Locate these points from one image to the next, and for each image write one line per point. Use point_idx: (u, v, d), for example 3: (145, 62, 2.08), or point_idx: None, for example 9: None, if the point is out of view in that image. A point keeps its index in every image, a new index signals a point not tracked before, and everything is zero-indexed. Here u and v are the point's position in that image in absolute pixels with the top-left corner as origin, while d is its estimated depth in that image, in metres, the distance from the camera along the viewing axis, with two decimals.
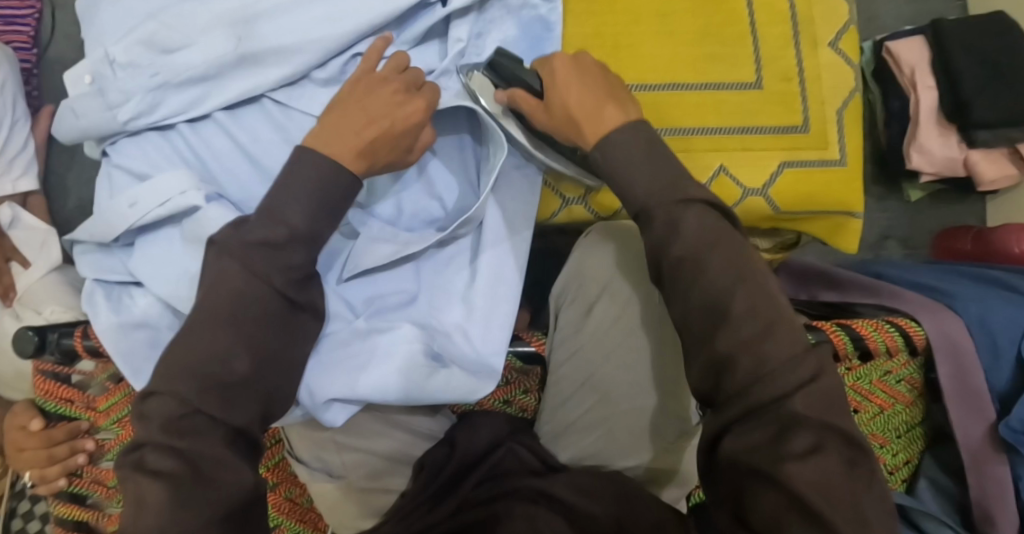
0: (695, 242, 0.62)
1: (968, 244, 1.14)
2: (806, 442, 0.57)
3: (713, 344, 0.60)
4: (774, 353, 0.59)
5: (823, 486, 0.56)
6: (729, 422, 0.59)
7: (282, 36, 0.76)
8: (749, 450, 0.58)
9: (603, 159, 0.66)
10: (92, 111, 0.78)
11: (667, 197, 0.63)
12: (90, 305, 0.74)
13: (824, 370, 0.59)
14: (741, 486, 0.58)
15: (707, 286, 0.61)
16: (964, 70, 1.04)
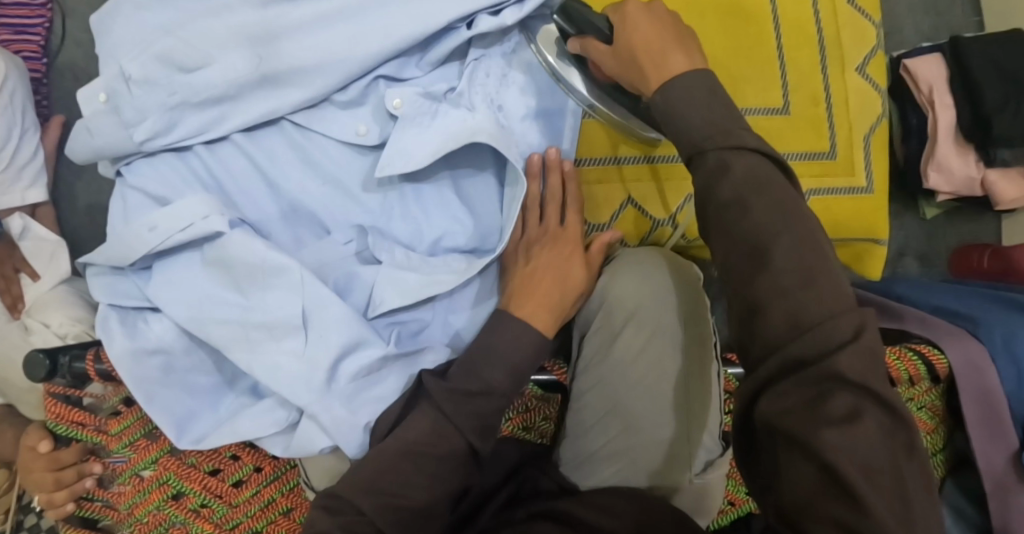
0: (744, 181, 0.58)
1: (985, 262, 1.13)
2: (845, 406, 0.53)
3: (752, 287, 0.57)
4: (814, 307, 0.55)
5: (863, 455, 0.52)
6: (768, 378, 0.55)
7: (304, 58, 0.75)
8: (784, 412, 0.54)
9: (664, 102, 0.62)
10: (107, 131, 0.77)
11: (721, 141, 0.59)
12: (104, 331, 0.73)
13: (867, 329, 0.55)
14: (777, 451, 0.55)
15: (751, 222, 0.57)
16: (987, 88, 1.02)
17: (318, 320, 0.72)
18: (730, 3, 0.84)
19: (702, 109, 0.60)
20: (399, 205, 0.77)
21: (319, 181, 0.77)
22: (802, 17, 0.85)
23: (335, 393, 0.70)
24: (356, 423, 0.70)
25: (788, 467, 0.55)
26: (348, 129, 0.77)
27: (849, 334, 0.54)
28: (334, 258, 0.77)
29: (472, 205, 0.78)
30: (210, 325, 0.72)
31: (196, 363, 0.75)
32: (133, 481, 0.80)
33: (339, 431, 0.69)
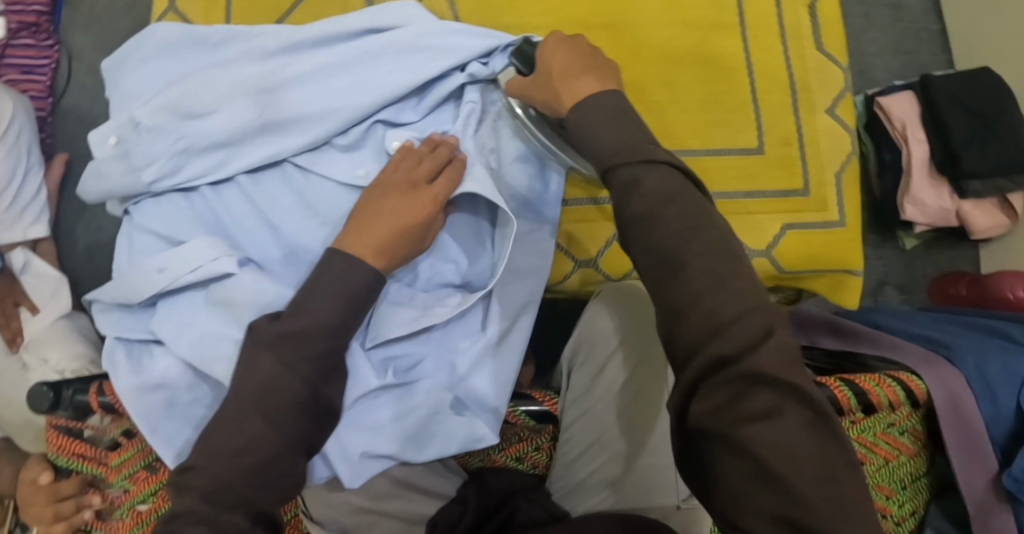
0: (654, 194, 0.61)
1: (962, 290, 1.17)
2: (764, 402, 0.55)
3: (671, 297, 0.60)
4: (734, 303, 0.58)
5: (788, 449, 0.54)
6: (693, 383, 0.57)
7: (306, 106, 0.79)
8: (713, 413, 0.56)
9: (576, 121, 0.65)
10: (115, 174, 0.80)
11: (632, 156, 0.63)
12: (110, 364, 0.75)
13: (777, 329, 0.58)
14: (704, 448, 0.57)
15: (665, 234, 0.60)
16: (954, 125, 1.07)
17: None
18: (705, 54, 0.89)
19: (607, 128, 0.64)
20: None
21: (318, 223, 0.79)
22: (772, 63, 0.90)
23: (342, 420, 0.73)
24: (356, 457, 0.72)
25: (723, 467, 0.56)
26: (347, 172, 0.80)
27: (757, 336, 0.57)
28: None
29: (466, 247, 0.81)
30: (211, 361, 0.73)
31: (197, 397, 0.76)
32: (132, 514, 0.81)
33: (342, 465, 0.72)
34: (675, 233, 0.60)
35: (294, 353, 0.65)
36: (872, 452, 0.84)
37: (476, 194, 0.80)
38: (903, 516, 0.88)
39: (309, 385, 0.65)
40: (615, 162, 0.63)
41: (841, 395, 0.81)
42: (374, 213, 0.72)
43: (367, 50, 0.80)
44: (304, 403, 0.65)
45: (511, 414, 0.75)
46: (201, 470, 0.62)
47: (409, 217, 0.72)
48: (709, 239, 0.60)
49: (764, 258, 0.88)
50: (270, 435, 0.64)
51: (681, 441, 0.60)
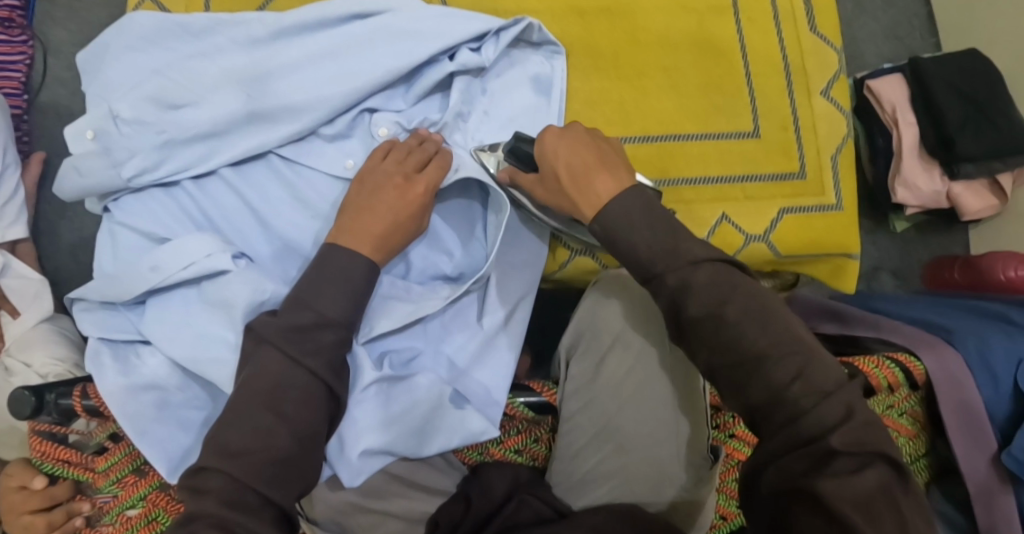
0: (709, 288, 0.62)
1: (957, 274, 1.17)
2: (848, 464, 0.56)
3: (746, 390, 0.61)
4: (820, 384, 0.60)
5: (867, 508, 0.55)
6: (772, 455, 0.59)
7: (292, 93, 0.77)
8: (790, 480, 0.57)
9: (602, 232, 0.65)
10: (95, 170, 0.76)
11: (672, 260, 0.63)
12: (96, 366, 0.72)
13: (858, 407, 0.60)
14: (785, 513, 0.57)
15: (733, 334, 0.61)
16: (948, 109, 1.07)
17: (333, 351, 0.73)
18: (697, 39, 0.88)
19: (636, 229, 0.64)
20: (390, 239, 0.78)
21: (310, 216, 0.77)
22: (766, 47, 0.89)
23: (353, 414, 0.71)
24: (356, 459, 0.70)
25: (796, 526, 0.55)
26: (336, 163, 0.78)
27: (840, 414, 0.59)
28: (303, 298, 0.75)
29: (461, 235, 0.80)
30: (206, 363, 0.71)
31: (189, 398, 0.74)
32: (120, 520, 0.80)
33: (342, 465, 0.70)
34: (736, 332, 0.61)
35: (300, 347, 0.64)
36: None
37: (467, 180, 0.79)
38: None
39: (321, 379, 0.63)
40: (658, 270, 0.63)
41: None
42: (368, 197, 0.71)
43: (354, 37, 0.78)
44: (316, 396, 0.63)
45: (511, 407, 0.76)
46: (205, 466, 0.60)
47: (406, 212, 0.71)
48: (778, 340, 0.61)
49: (761, 244, 0.85)
50: (278, 430, 0.61)
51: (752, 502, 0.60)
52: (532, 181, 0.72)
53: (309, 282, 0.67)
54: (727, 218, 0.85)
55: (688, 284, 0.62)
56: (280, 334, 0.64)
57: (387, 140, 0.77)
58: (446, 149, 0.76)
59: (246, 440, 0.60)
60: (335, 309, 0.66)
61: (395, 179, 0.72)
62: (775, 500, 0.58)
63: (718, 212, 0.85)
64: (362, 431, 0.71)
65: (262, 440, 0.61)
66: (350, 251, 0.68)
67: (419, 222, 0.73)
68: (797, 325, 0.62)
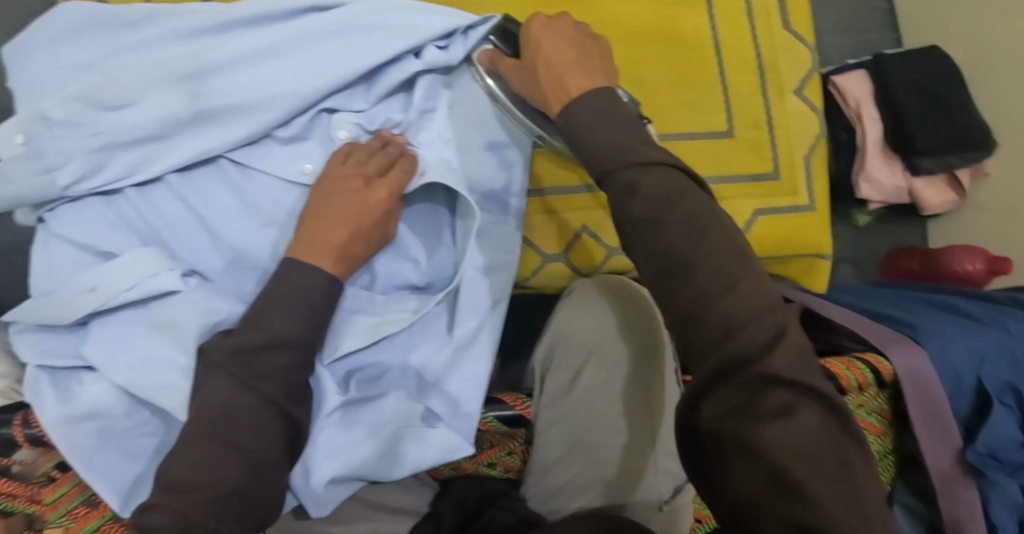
0: (656, 197, 0.58)
1: (914, 264, 1.20)
2: (781, 401, 0.52)
3: (678, 299, 0.56)
4: (742, 309, 0.54)
5: (805, 452, 0.51)
6: (702, 388, 0.54)
7: (239, 93, 0.73)
8: (725, 418, 0.53)
9: (566, 119, 0.62)
10: (24, 177, 0.71)
11: (623, 158, 0.59)
12: (34, 396, 0.67)
13: (790, 328, 0.55)
14: (720, 455, 0.53)
15: (669, 238, 0.57)
16: (906, 105, 1.08)
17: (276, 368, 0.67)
18: (671, 33, 0.85)
19: (605, 125, 0.61)
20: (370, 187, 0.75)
21: (263, 224, 0.74)
22: (740, 44, 0.87)
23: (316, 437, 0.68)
24: (325, 486, 0.67)
25: (733, 473, 0.52)
26: (293, 167, 0.74)
27: (770, 334, 0.53)
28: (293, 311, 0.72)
29: (428, 242, 0.76)
30: (154, 389, 0.66)
31: (137, 424, 0.69)
32: None
33: (308, 494, 0.67)
34: (676, 235, 0.57)
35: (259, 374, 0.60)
36: None
37: (434, 184, 0.75)
38: None
39: (276, 406, 0.60)
40: (612, 167, 0.60)
41: None
42: (325, 208, 0.67)
43: (306, 34, 0.74)
44: (275, 423, 0.60)
45: (483, 422, 0.76)
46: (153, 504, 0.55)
47: (367, 220, 0.68)
48: (713, 251, 0.57)
49: None
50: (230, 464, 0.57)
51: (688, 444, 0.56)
52: (512, 66, 0.70)
53: (265, 301, 0.63)
54: None
55: (625, 200, 0.58)
56: (236, 359, 0.60)
57: (347, 144, 0.72)
58: (411, 153, 0.73)
59: (196, 478, 0.56)
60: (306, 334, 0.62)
61: (355, 185, 0.69)
62: (711, 444, 0.54)
63: None
64: (330, 456, 0.68)
65: (212, 474, 0.57)
66: (312, 266, 0.65)
67: (383, 231, 0.70)
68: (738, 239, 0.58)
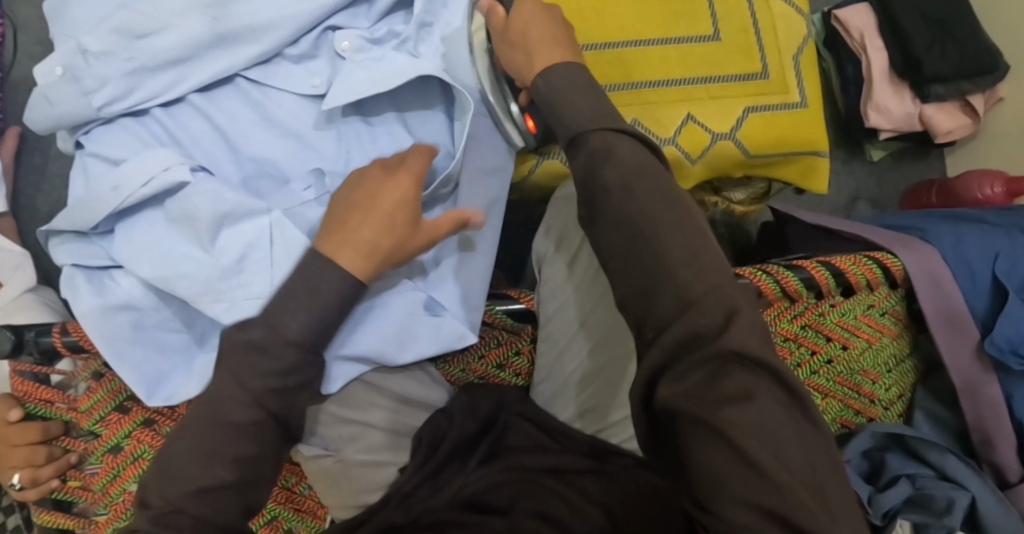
0: (627, 166, 0.64)
1: (933, 198, 1.18)
2: (740, 384, 0.56)
3: (635, 258, 0.62)
4: (694, 283, 0.59)
5: (763, 431, 0.56)
6: (660, 365, 0.58)
7: (256, 14, 0.78)
8: (687, 395, 0.57)
9: (546, 85, 0.69)
10: (66, 100, 0.77)
11: (600, 124, 0.67)
12: (71, 289, 0.73)
13: (742, 308, 0.59)
14: (682, 434, 0.58)
15: (636, 207, 0.62)
16: (912, 31, 1.08)
17: (285, 243, 0.72)
18: None
19: (578, 99, 0.68)
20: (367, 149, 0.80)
21: (280, 135, 0.79)
22: None
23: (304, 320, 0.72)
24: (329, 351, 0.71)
25: (697, 452, 0.57)
26: (304, 82, 0.80)
27: (722, 317, 0.58)
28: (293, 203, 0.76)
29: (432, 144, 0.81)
30: (175, 278, 0.71)
31: (164, 319, 0.75)
32: (105, 460, 0.80)
33: None
34: (643, 204, 0.62)
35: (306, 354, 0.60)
36: (855, 336, 0.86)
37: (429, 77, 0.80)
38: (891, 400, 0.91)
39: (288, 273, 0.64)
40: (585, 130, 0.66)
41: (819, 276, 0.81)
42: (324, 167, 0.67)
43: None
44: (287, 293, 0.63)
45: (489, 315, 0.76)
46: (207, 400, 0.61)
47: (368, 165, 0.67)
48: (693, 237, 0.62)
49: (728, 142, 0.85)
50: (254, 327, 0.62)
51: (653, 419, 0.61)
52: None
53: None
54: (693, 119, 0.84)
55: (596, 171, 0.64)
56: None
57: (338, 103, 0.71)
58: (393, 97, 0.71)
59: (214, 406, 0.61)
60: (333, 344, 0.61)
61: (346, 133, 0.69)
62: (669, 419, 0.59)
63: (684, 112, 0.84)
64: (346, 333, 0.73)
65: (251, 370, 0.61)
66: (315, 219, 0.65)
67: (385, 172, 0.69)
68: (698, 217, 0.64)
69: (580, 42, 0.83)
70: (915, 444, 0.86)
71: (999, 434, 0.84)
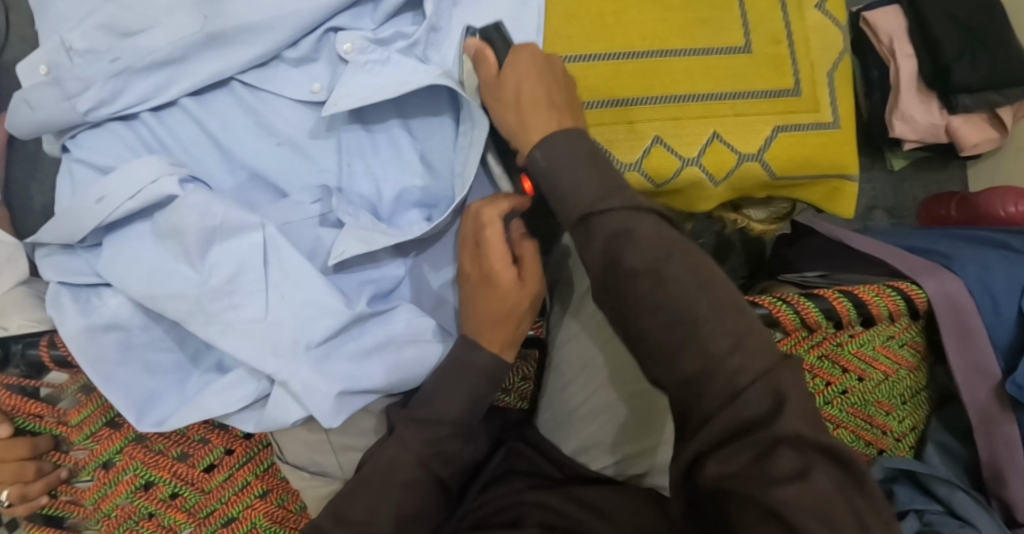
0: (652, 247, 0.60)
1: (952, 211, 1.14)
2: (793, 464, 0.54)
3: (678, 363, 0.58)
4: (742, 373, 0.56)
5: (822, 511, 0.53)
6: (707, 448, 0.56)
7: (251, 12, 0.72)
8: (735, 476, 0.55)
9: (541, 158, 0.64)
10: (46, 102, 0.72)
11: (601, 195, 0.62)
12: (56, 309, 0.70)
13: (785, 386, 0.56)
14: (726, 513, 0.55)
15: (672, 293, 0.59)
16: (943, 37, 1.03)
17: (279, 265, 0.70)
18: None
19: (578, 174, 0.63)
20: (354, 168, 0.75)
21: (275, 144, 0.75)
22: None
23: (305, 355, 0.68)
24: (328, 389, 0.67)
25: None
26: (302, 88, 0.75)
27: (768, 402, 0.55)
28: (299, 219, 0.74)
29: (440, 157, 0.76)
30: (163, 297, 0.68)
31: (154, 340, 0.72)
32: (97, 475, 0.78)
33: (309, 397, 0.67)
34: (680, 290, 0.59)
35: (420, 435, 0.66)
36: (871, 367, 0.84)
37: (437, 87, 0.75)
38: (902, 430, 0.88)
39: None
40: (595, 208, 0.62)
41: (839, 305, 0.79)
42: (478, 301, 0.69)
43: None
44: None
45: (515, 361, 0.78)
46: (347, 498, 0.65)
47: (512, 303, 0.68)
48: (718, 307, 0.59)
49: (754, 163, 0.81)
50: None
51: (695, 499, 0.58)
52: None
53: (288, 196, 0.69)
54: (718, 137, 0.80)
55: (621, 255, 0.60)
56: None
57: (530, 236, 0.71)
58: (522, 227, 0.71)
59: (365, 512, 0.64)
60: (449, 408, 0.67)
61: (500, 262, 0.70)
62: (713, 498, 0.56)
63: (709, 131, 0.80)
64: (347, 368, 0.69)
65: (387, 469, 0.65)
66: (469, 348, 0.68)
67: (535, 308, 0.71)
68: (729, 292, 0.60)
69: (600, 51, 0.79)
70: (926, 480, 0.83)
71: (1015, 476, 0.81)
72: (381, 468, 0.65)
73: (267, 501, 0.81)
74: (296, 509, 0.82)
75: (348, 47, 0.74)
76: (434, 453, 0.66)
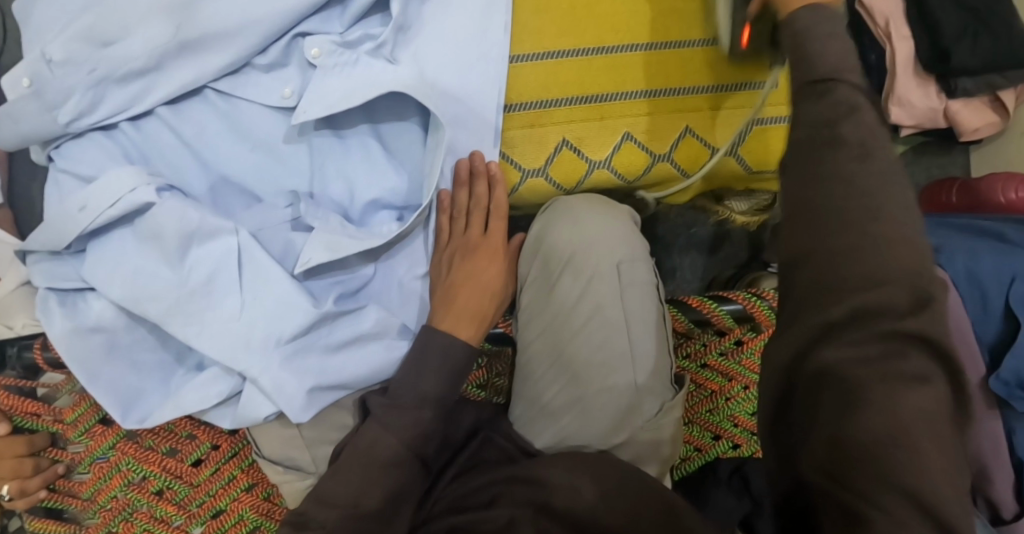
0: (838, 121, 0.52)
1: (954, 197, 1.12)
2: (918, 366, 0.49)
3: (815, 234, 0.51)
4: (894, 263, 0.49)
5: (928, 424, 0.48)
6: (834, 326, 0.49)
7: (221, 18, 0.73)
8: (856, 363, 0.49)
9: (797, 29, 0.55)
10: (29, 115, 0.74)
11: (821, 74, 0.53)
12: (44, 312, 0.72)
13: (934, 291, 0.49)
14: (827, 414, 0.50)
15: (837, 171, 0.51)
16: (942, 17, 1.00)
17: (251, 265, 0.72)
18: None
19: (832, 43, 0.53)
20: (320, 142, 0.76)
21: (249, 149, 0.76)
22: None
23: (276, 352, 0.70)
24: (298, 387, 0.69)
25: (844, 432, 0.49)
26: (272, 92, 0.75)
27: (910, 300, 0.49)
28: (272, 223, 0.76)
29: (409, 161, 0.77)
30: (144, 298, 0.70)
31: (138, 340, 0.74)
32: (93, 469, 0.82)
33: (279, 393, 0.69)
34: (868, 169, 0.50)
35: (398, 422, 0.68)
36: None
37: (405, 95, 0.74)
38: None
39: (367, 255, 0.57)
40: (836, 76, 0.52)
41: None
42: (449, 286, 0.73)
43: None
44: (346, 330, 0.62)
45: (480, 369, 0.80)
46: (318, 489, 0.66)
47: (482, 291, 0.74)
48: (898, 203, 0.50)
49: (729, 158, 0.80)
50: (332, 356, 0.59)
51: (785, 387, 0.53)
52: None
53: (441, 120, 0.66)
54: (691, 132, 0.78)
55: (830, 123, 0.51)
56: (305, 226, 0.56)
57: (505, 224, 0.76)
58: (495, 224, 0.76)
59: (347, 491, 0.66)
60: (428, 388, 0.69)
61: (467, 249, 0.75)
62: (814, 384, 0.50)
63: (681, 125, 0.78)
64: (315, 366, 0.70)
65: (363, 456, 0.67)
66: (445, 331, 0.71)
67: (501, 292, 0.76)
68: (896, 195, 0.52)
69: (569, 45, 0.76)
70: None
71: (999, 472, 0.79)
72: (358, 454, 0.67)
73: (253, 494, 0.82)
74: (281, 502, 0.82)
75: (315, 52, 0.74)
76: (415, 435, 0.68)
